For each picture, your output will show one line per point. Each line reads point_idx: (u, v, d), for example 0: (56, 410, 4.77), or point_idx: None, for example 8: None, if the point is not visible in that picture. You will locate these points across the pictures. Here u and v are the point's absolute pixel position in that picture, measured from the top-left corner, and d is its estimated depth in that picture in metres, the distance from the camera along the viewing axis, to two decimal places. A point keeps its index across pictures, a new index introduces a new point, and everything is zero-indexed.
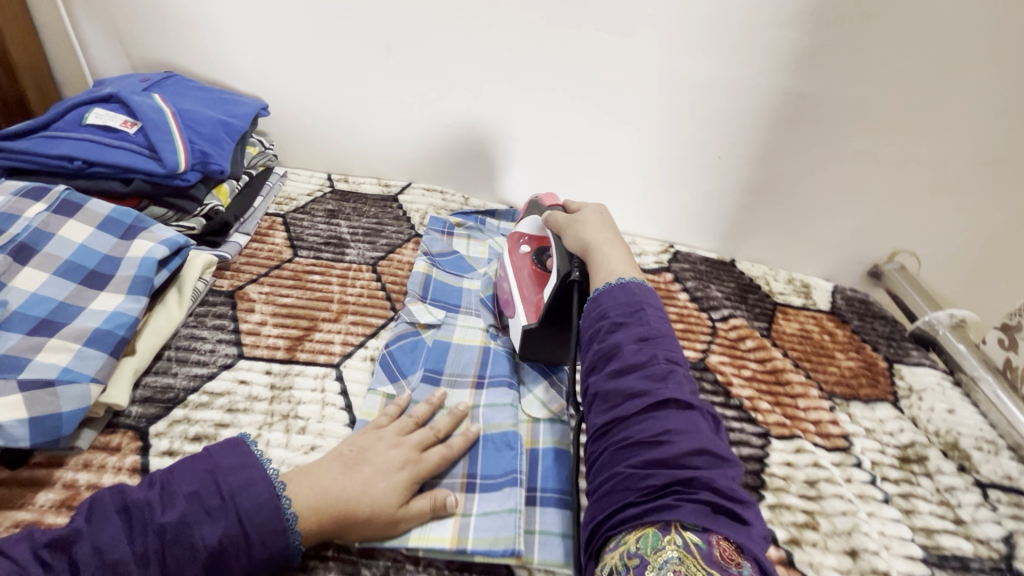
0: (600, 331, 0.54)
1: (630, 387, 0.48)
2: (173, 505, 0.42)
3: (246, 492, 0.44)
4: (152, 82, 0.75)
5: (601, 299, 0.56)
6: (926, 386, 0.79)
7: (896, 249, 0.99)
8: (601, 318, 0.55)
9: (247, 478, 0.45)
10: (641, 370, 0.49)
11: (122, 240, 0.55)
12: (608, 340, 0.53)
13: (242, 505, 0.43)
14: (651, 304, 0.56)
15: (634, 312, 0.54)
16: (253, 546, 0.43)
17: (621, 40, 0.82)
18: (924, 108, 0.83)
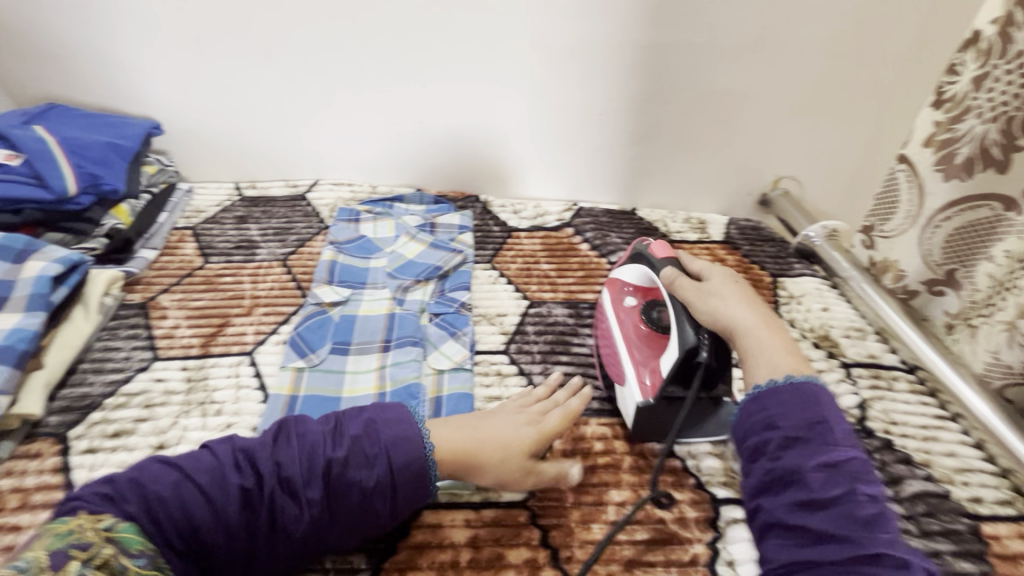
0: (765, 445, 0.44)
1: (818, 521, 0.40)
2: (243, 473, 0.46)
3: (351, 468, 0.47)
4: (32, 114, 0.76)
5: (764, 400, 0.46)
6: (805, 292, 0.88)
7: (777, 176, 1.08)
8: (767, 426, 0.45)
9: (401, 433, 0.48)
10: (835, 508, 0.40)
11: (15, 264, 0.58)
12: (779, 457, 0.43)
13: (319, 485, 0.46)
14: (835, 410, 0.45)
15: (809, 421, 0.44)
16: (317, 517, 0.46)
17: (485, 16, 0.86)
18: (773, 43, 0.91)
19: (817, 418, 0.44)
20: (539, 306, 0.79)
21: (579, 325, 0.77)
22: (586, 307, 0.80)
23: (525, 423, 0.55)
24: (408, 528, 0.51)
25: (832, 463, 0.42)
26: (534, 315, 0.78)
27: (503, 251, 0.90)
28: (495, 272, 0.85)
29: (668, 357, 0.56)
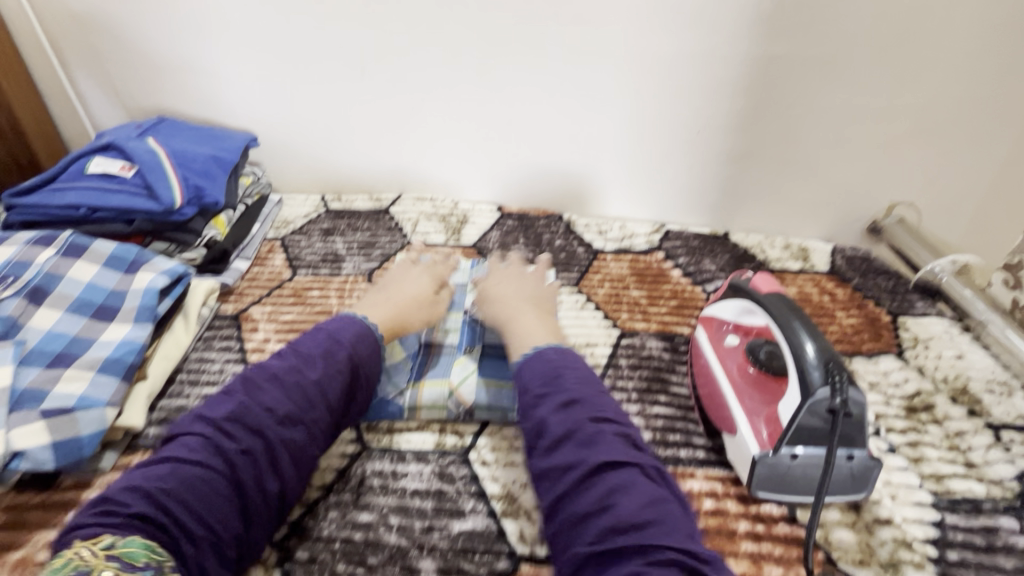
0: (524, 402, 0.53)
1: (560, 455, 0.47)
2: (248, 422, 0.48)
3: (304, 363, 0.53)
4: (146, 127, 0.80)
5: (522, 372, 0.56)
6: (933, 335, 0.78)
7: (892, 202, 0.97)
8: (522, 393, 0.54)
9: (357, 334, 0.57)
10: (571, 438, 0.48)
11: (126, 275, 0.60)
12: (531, 415, 0.51)
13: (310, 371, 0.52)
14: (570, 366, 0.55)
15: (549, 375, 0.53)
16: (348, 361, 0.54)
17: (584, 30, 0.83)
18: (900, 54, 0.82)
19: (582, 378, 0.54)
20: (631, 337, 0.74)
21: (675, 361, 0.71)
22: (682, 340, 0.74)
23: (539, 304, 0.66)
24: None
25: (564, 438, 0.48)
26: (625, 346, 0.73)
27: (589, 274, 0.86)
28: (582, 296, 0.81)
29: (790, 405, 0.51)
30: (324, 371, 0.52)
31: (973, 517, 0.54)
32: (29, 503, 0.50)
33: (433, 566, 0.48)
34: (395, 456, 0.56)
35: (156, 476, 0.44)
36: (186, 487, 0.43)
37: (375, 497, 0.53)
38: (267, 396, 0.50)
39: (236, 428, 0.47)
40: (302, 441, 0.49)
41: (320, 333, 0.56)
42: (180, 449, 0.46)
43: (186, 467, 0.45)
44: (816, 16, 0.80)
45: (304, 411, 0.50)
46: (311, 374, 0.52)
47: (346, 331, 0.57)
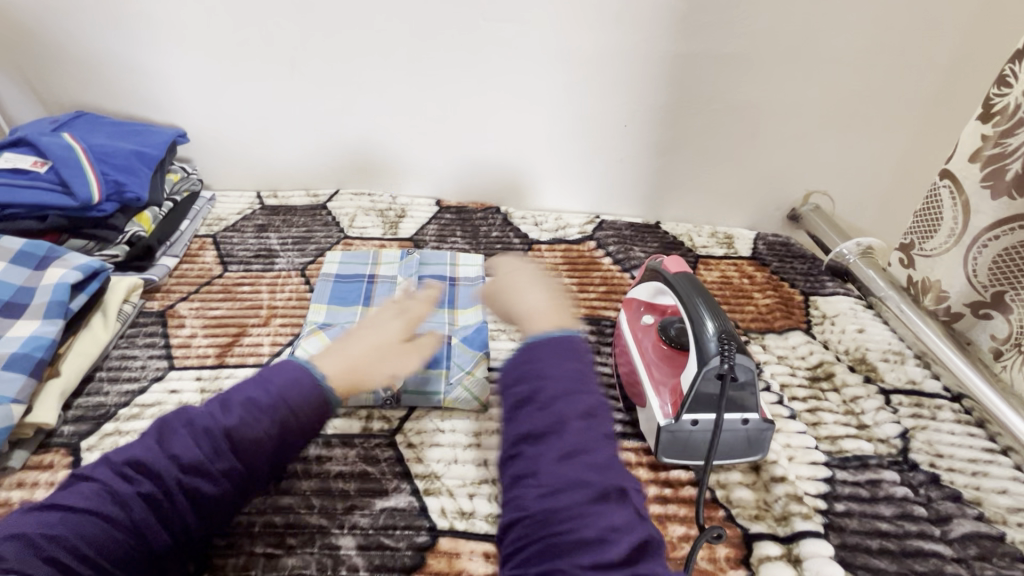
0: (536, 396, 0.49)
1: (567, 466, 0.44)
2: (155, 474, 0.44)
3: (243, 424, 0.46)
4: (62, 122, 0.77)
5: (540, 355, 0.52)
6: (839, 311, 0.84)
7: (808, 191, 1.04)
8: (538, 378, 0.50)
9: (292, 381, 0.50)
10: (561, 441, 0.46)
11: (36, 271, 0.58)
12: (545, 405, 0.48)
13: (232, 434, 0.46)
14: (573, 359, 0.53)
15: (567, 371, 0.51)
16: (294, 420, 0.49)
17: (510, 27, 0.86)
18: (804, 51, 0.88)
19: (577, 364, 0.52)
20: None
21: (601, 342, 0.74)
22: (608, 323, 0.78)
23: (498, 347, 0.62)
24: (423, 556, 0.48)
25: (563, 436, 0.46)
26: None
27: None
28: None
29: (689, 374, 0.54)
30: (243, 417, 0.47)
31: (860, 471, 0.59)
32: None
33: (352, 543, 0.49)
34: (320, 441, 0.57)
35: (46, 523, 0.41)
36: (76, 531, 0.41)
37: (298, 481, 0.53)
38: (177, 443, 0.45)
39: (190, 468, 0.44)
40: (213, 493, 0.45)
41: (255, 380, 0.50)
42: (72, 496, 0.43)
43: (79, 515, 0.42)
44: (726, 15, 0.85)
45: (214, 460, 0.45)
46: (227, 424, 0.46)
47: (274, 379, 0.50)
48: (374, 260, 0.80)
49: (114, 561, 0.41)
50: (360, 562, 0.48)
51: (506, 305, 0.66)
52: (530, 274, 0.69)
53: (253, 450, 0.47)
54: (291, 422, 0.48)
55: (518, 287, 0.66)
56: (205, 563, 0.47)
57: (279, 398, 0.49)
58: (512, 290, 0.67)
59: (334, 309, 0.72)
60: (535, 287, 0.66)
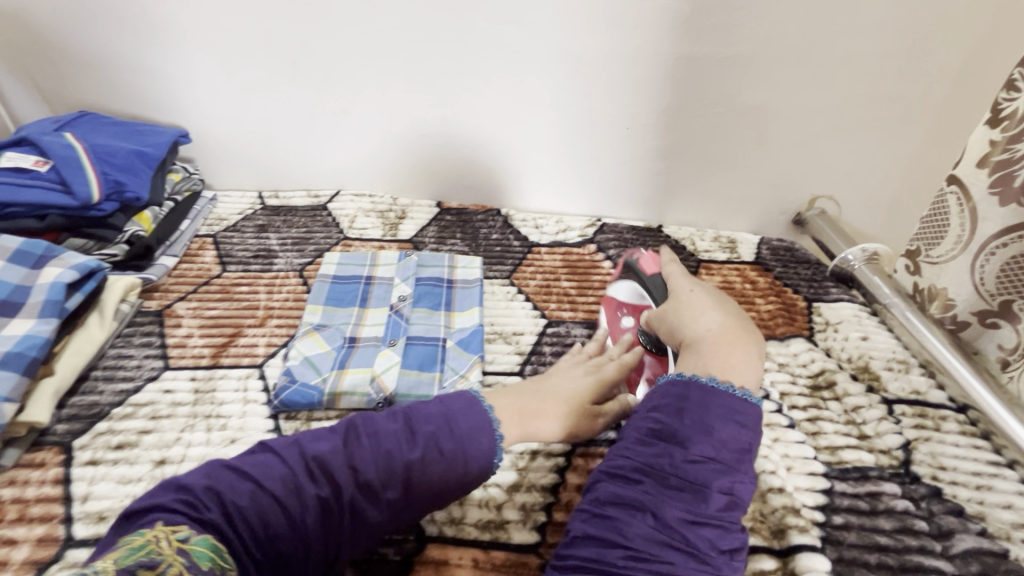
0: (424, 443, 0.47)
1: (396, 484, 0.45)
2: (296, 478, 0.45)
3: (436, 458, 0.47)
4: (64, 121, 0.78)
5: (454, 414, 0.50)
6: (842, 319, 0.83)
7: (813, 195, 1.03)
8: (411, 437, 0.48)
9: (458, 448, 0.48)
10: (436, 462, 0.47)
11: (33, 270, 0.58)
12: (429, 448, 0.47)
13: (421, 470, 0.47)
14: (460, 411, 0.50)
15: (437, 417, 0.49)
16: (470, 462, 0.48)
17: (511, 28, 0.85)
18: (810, 54, 0.87)
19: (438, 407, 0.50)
20: (557, 326, 0.77)
21: None
22: None
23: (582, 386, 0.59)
24: None
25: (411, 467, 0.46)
26: (550, 334, 0.75)
27: (523, 267, 0.88)
28: (513, 288, 0.83)
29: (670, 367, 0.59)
30: (356, 486, 0.45)
31: (860, 484, 0.58)
32: None
33: None
34: None
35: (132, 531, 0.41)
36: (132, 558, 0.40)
37: None
38: (363, 453, 0.46)
39: (319, 469, 0.45)
40: (366, 518, 0.45)
41: (442, 409, 0.50)
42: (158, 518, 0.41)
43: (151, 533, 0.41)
44: (731, 16, 0.83)
45: (335, 499, 0.44)
46: (409, 458, 0.46)
47: (443, 419, 0.50)
48: (371, 262, 0.80)
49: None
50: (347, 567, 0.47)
51: (682, 321, 0.59)
52: (694, 289, 0.63)
53: (343, 515, 0.44)
54: (466, 473, 0.48)
55: (688, 305, 0.60)
56: None
57: (461, 450, 0.48)
58: (683, 308, 0.60)
59: (331, 312, 0.72)
60: (710, 306, 0.60)
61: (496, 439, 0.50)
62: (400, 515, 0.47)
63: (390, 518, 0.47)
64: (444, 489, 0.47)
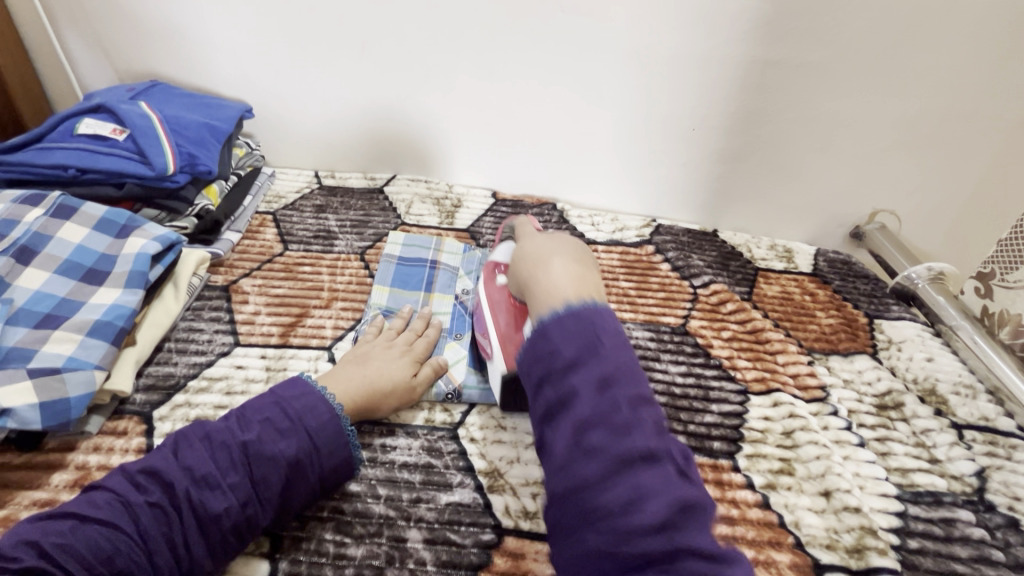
0: (549, 372, 0.43)
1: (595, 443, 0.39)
2: (212, 461, 0.46)
3: (310, 413, 0.50)
4: (138, 91, 0.78)
5: (547, 332, 0.45)
6: (906, 337, 0.81)
7: (874, 209, 1.00)
8: (548, 354, 0.43)
9: (309, 403, 0.51)
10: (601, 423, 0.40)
11: (117, 239, 0.59)
12: (560, 382, 0.42)
13: (309, 425, 0.49)
14: (604, 325, 0.44)
15: (586, 341, 0.43)
16: (322, 454, 0.49)
17: (586, 21, 0.83)
18: (892, 64, 0.84)
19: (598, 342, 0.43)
20: None
21: (660, 350, 0.73)
22: (667, 330, 0.76)
23: (402, 369, 0.58)
24: (489, 554, 0.48)
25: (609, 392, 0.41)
26: None
27: None
28: None
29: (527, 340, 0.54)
30: (261, 433, 0.48)
31: (934, 509, 0.57)
32: (13, 463, 0.50)
33: (419, 536, 0.48)
34: (385, 430, 0.57)
35: (56, 531, 0.41)
36: (86, 543, 0.40)
37: (364, 468, 0.53)
38: (190, 455, 0.46)
39: (231, 453, 0.46)
40: (293, 475, 0.47)
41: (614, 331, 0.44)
42: (86, 506, 0.42)
43: (90, 525, 0.41)
44: (815, 22, 0.81)
45: (259, 466, 0.46)
46: (245, 439, 0.47)
47: (625, 359, 0.43)
48: (436, 247, 0.79)
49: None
50: (428, 556, 0.47)
51: (525, 271, 0.55)
52: (551, 242, 0.59)
53: (301, 475, 0.47)
54: (310, 445, 0.48)
55: (541, 251, 0.56)
56: (276, 543, 0.47)
57: (297, 419, 0.49)
58: (531, 262, 0.55)
59: (398, 295, 0.72)
60: (560, 257, 0.54)
61: (337, 406, 0.51)
62: (322, 457, 0.49)
63: (248, 509, 0.45)
64: (287, 465, 0.47)
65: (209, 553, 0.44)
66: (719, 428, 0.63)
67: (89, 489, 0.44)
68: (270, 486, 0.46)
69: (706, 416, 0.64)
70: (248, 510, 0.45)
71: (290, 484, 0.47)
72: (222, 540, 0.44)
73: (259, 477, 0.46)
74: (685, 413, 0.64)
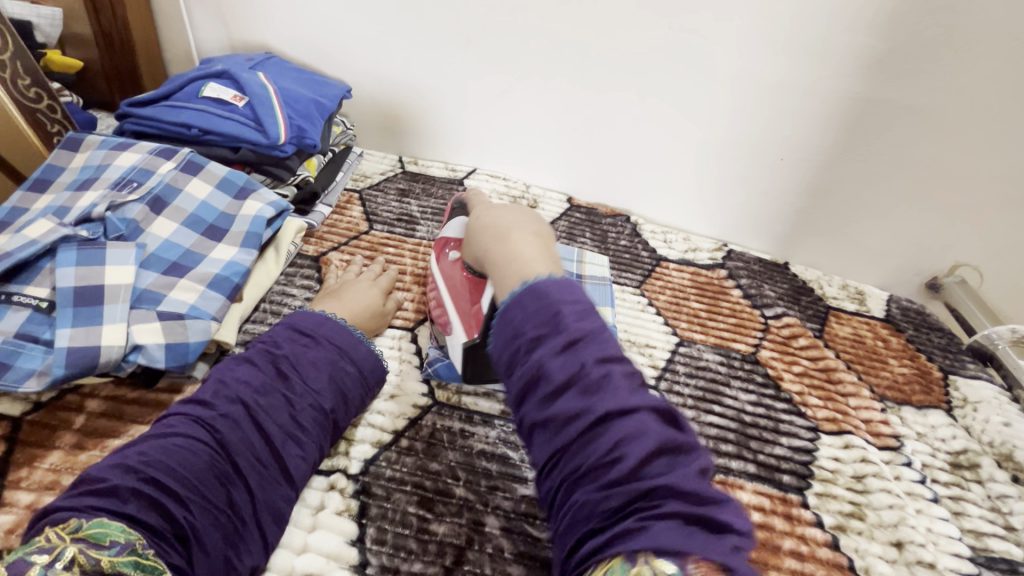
0: (513, 352, 0.39)
1: (563, 405, 0.36)
2: (257, 373, 0.50)
3: (324, 327, 0.56)
4: (256, 61, 0.82)
5: (507, 312, 0.41)
6: (982, 398, 0.78)
7: (956, 262, 0.96)
8: (511, 334, 0.40)
9: (320, 319, 0.57)
10: (573, 388, 0.37)
11: (235, 200, 0.64)
12: (523, 360, 0.39)
13: (329, 336, 0.55)
14: (567, 296, 0.41)
15: (546, 316, 0.39)
16: (353, 355, 0.55)
17: (692, 41, 0.83)
18: (1004, 118, 0.81)
19: (569, 307, 0.40)
20: (689, 346, 0.76)
21: (731, 376, 0.73)
22: (738, 357, 0.76)
23: (374, 296, 0.65)
24: None
25: (577, 343, 0.38)
26: (682, 355, 0.75)
27: (651, 279, 0.88)
28: (644, 299, 0.83)
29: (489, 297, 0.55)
30: (292, 346, 0.53)
31: None
32: (130, 396, 0.53)
33: (496, 523, 0.50)
34: (464, 416, 0.58)
35: (139, 452, 0.42)
36: (167, 456, 0.42)
37: (444, 449, 0.55)
38: (238, 371, 0.50)
39: (273, 365, 0.51)
40: (334, 375, 0.53)
41: (576, 299, 0.41)
42: (161, 427, 0.45)
43: (169, 441, 0.43)
44: (930, 66, 0.79)
45: (301, 369, 0.51)
46: (281, 352, 0.52)
47: (596, 324, 0.40)
48: None
49: (203, 483, 0.42)
50: (505, 543, 0.49)
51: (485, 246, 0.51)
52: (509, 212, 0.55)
53: (342, 373, 0.53)
54: (341, 350, 0.55)
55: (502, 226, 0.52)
56: (362, 508, 0.49)
57: (315, 332, 0.55)
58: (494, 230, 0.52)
59: None
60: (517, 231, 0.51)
61: (347, 324, 0.58)
62: (354, 356, 0.55)
63: (313, 403, 0.50)
64: (327, 365, 0.53)
65: (292, 450, 0.47)
66: (789, 462, 0.62)
67: (159, 418, 0.46)
68: (322, 383, 0.52)
69: (776, 448, 0.64)
70: (308, 403, 0.50)
71: (340, 382, 0.53)
72: (302, 428, 0.49)
73: (305, 373, 0.51)
74: (755, 442, 0.64)
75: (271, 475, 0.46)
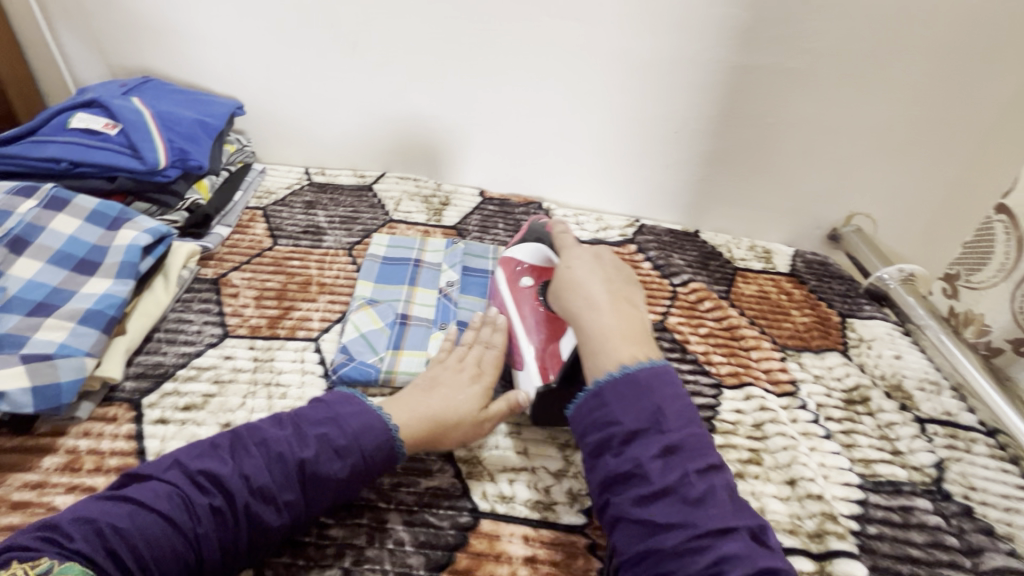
0: (610, 441, 0.47)
1: (656, 511, 0.44)
2: (264, 472, 0.46)
3: (367, 433, 0.50)
4: (131, 86, 0.79)
5: (603, 394, 0.49)
6: (876, 336, 0.84)
7: (851, 211, 1.02)
8: (609, 422, 0.48)
9: (366, 423, 0.51)
10: (672, 494, 0.44)
11: (108, 231, 0.63)
12: (621, 452, 0.47)
13: (365, 447, 0.50)
14: (664, 392, 0.48)
15: (648, 414, 0.47)
16: (373, 468, 0.50)
17: (573, 26, 0.85)
18: (867, 73, 0.87)
19: (681, 405, 0.48)
20: None
21: None
22: None
23: (472, 400, 0.56)
24: (465, 535, 0.50)
25: (676, 449, 0.46)
26: None
27: None
28: None
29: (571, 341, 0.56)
30: (319, 451, 0.48)
31: (893, 497, 0.60)
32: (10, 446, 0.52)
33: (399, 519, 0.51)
34: None
35: (112, 514, 0.42)
36: (143, 534, 0.42)
37: None
38: (252, 463, 0.46)
39: (291, 473, 0.47)
40: (339, 490, 0.49)
41: (676, 392, 0.49)
42: (146, 493, 0.44)
43: (150, 516, 0.42)
44: (793, 31, 0.84)
45: (310, 485, 0.47)
46: (302, 458, 0.47)
47: (691, 428, 0.47)
48: (420, 246, 0.81)
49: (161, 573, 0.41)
50: (406, 536, 0.50)
51: (568, 302, 0.57)
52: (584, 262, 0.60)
53: (348, 491, 0.49)
54: (366, 465, 0.49)
55: (578, 280, 0.58)
56: None
57: (352, 441, 0.49)
58: (566, 285, 0.58)
59: (381, 289, 0.74)
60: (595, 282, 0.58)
61: (387, 416, 0.52)
62: (374, 466, 0.50)
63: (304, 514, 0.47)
64: (346, 482, 0.48)
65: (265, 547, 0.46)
66: None
67: (143, 475, 0.46)
68: (322, 498, 0.48)
69: None
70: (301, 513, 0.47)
71: (339, 495, 0.49)
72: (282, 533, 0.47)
73: (313, 484, 0.47)
74: None
75: (234, 563, 0.45)
